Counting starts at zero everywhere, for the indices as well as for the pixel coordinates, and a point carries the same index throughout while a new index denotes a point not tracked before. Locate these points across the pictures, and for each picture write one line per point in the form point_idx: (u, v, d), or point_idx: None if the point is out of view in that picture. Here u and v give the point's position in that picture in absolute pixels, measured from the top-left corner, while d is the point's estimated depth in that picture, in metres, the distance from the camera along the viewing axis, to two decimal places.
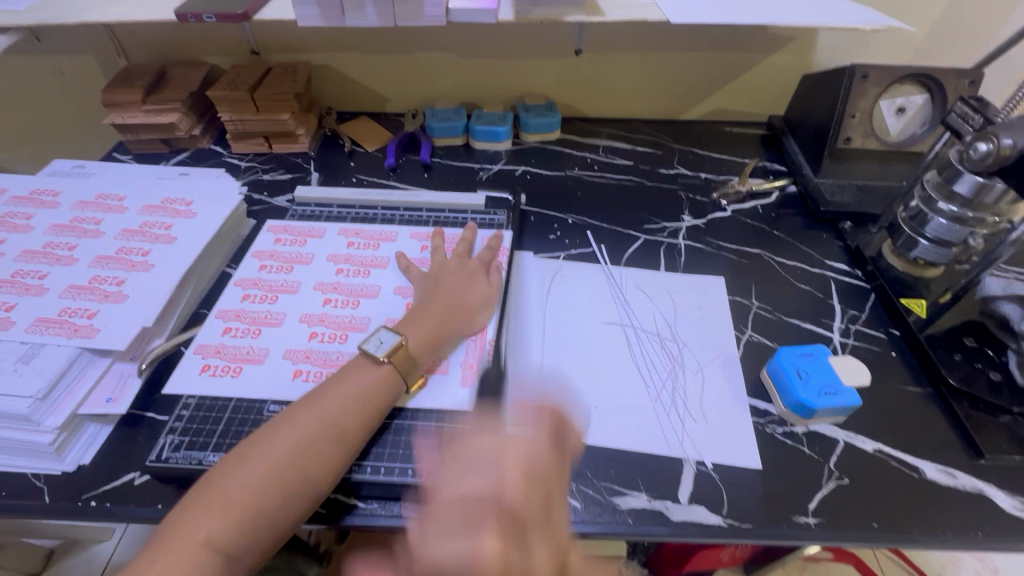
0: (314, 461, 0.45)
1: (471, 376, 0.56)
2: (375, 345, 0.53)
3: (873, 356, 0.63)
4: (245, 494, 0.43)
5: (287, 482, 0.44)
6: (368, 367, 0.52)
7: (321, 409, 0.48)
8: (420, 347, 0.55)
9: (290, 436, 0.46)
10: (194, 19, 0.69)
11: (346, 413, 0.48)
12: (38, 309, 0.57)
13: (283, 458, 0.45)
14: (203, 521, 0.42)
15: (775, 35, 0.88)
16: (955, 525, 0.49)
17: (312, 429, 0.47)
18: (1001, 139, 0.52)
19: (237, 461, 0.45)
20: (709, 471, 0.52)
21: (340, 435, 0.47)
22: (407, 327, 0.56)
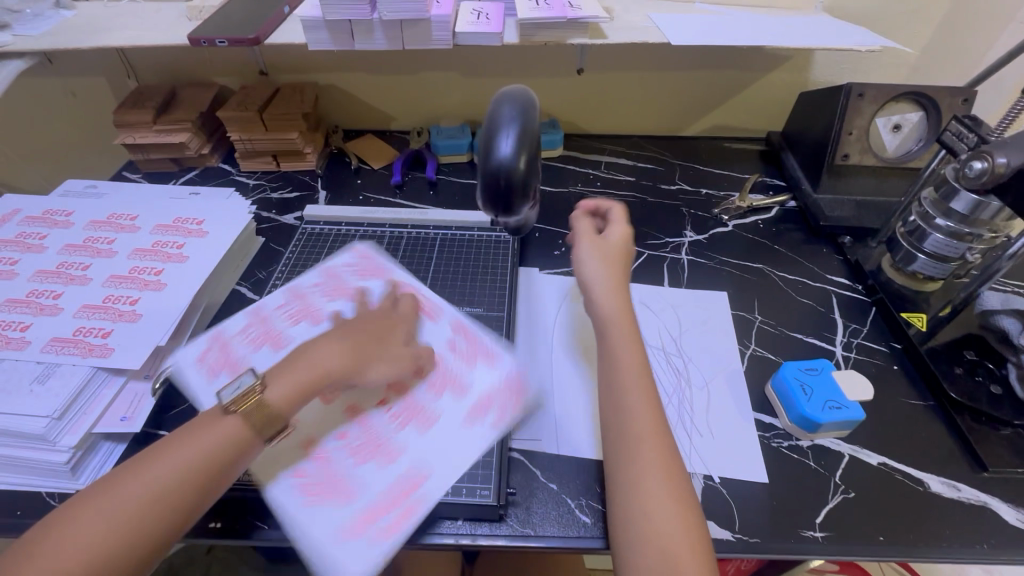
0: (198, 476, 0.42)
1: (394, 524, 0.45)
2: (231, 391, 0.46)
3: (875, 369, 0.64)
4: (122, 515, 0.39)
5: (180, 482, 0.41)
6: (216, 418, 0.45)
7: (232, 412, 0.45)
8: (286, 401, 0.47)
9: (197, 436, 0.43)
10: (207, 43, 0.70)
11: (253, 414, 0.45)
12: (53, 329, 0.58)
13: (184, 458, 0.42)
14: (84, 520, 0.38)
15: (773, 54, 0.90)
16: (961, 538, 0.49)
17: (221, 430, 0.44)
18: (996, 157, 0.54)
19: (118, 478, 0.41)
20: (716, 485, 0.53)
21: (242, 438, 0.44)
22: (276, 375, 0.48)
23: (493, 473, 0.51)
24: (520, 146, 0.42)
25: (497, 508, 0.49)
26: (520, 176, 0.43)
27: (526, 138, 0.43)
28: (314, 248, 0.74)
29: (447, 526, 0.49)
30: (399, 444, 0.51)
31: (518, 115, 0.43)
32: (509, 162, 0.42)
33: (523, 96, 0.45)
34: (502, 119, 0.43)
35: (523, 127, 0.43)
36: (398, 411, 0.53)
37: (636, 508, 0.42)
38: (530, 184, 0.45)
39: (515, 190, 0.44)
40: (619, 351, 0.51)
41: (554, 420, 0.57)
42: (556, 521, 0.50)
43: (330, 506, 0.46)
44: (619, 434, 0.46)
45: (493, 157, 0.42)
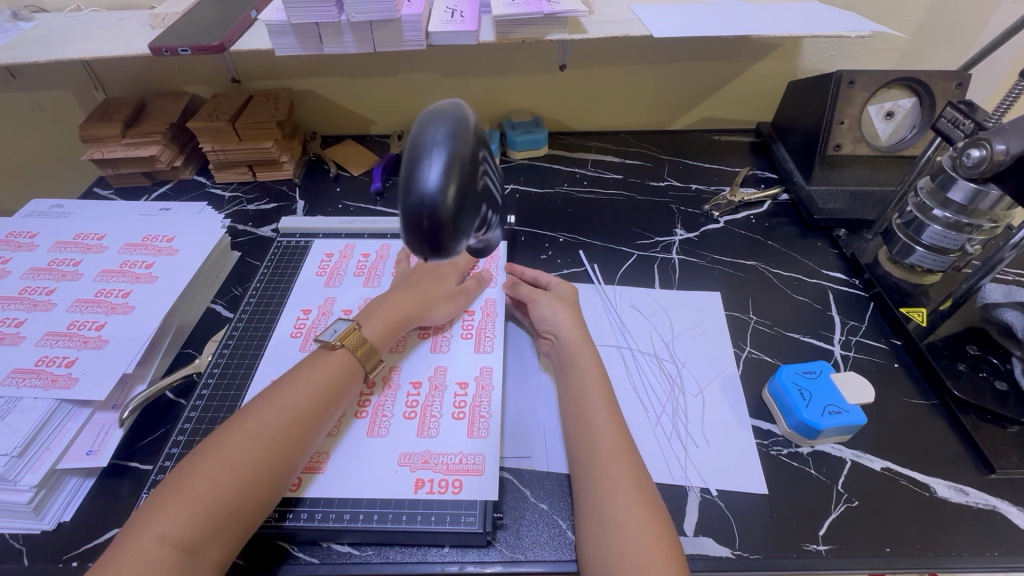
0: (246, 483, 0.42)
1: (457, 480, 0.49)
2: (330, 334, 0.54)
3: (875, 368, 0.61)
4: (169, 533, 0.39)
5: (249, 471, 0.43)
6: (325, 355, 0.52)
7: (282, 399, 0.47)
8: (380, 336, 0.56)
9: (252, 427, 0.45)
10: (169, 52, 0.68)
11: (303, 398, 0.48)
12: (13, 359, 0.55)
13: (245, 448, 0.44)
14: (159, 519, 0.40)
15: (761, 43, 0.87)
16: (971, 546, 0.47)
17: (273, 417, 0.46)
18: (994, 144, 0.51)
19: (162, 500, 0.41)
20: (714, 498, 0.50)
21: (296, 418, 0.47)
22: (368, 319, 0.57)
23: (479, 497, 0.48)
24: (451, 174, 0.27)
25: (485, 535, 0.47)
26: (453, 216, 0.28)
27: (460, 160, 0.28)
28: (290, 263, 0.71)
29: (434, 553, 0.47)
30: (435, 418, 0.53)
31: (450, 128, 0.28)
32: (434, 198, 0.27)
33: (460, 107, 0.30)
34: (427, 134, 0.28)
35: (457, 148, 0.28)
36: (422, 395, 0.56)
37: (608, 523, 0.43)
38: (474, 225, 0.30)
39: (450, 239, 0.29)
40: (583, 377, 0.54)
41: (544, 436, 0.55)
42: (548, 544, 0.47)
43: (389, 486, 0.49)
44: (591, 453, 0.48)
45: (410, 189, 0.27)
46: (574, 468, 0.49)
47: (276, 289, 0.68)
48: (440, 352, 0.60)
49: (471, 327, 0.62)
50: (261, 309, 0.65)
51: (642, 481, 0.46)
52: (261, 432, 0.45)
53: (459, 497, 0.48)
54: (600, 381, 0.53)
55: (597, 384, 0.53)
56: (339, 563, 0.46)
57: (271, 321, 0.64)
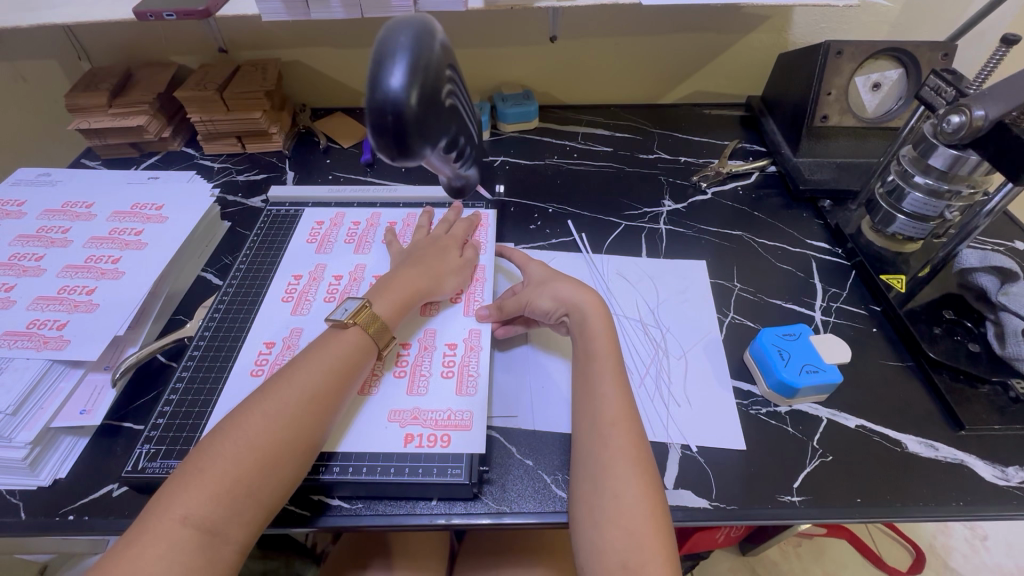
0: (267, 464, 0.43)
1: (446, 435, 0.50)
2: (340, 313, 0.53)
3: (854, 333, 0.63)
4: (192, 514, 0.40)
5: (267, 450, 0.43)
6: (338, 334, 0.51)
7: (299, 378, 0.47)
8: (391, 314, 0.55)
9: (270, 406, 0.45)
10: (154, 17, 0.66)
11: (321, 376, 0.48)
12: (5, 323, 0.56)
13: (262, 427, 0.44)
14: (181, 499, 0.40)
15: (751, 14, 0.87)
16: (938, 497, 0.49)
17: (291, 397, 0.46)
18: (973, 110, 0.52)
19: (184, 479, 0.41)
20: (693, 455, 0.52)
21: (313, 398, 0.46)
22: (378, 296, 0.56)
23: (466, 452, 0.49)
24: (413, 80, 0.33)
25: (471, 487, 0.48)
26: (414, 115, 0.34)
27: (423, 70, 0.34)
28: (279, 231, 0.71)
29: (422, 505, 0.49)
30: (425, 377, 0.55)
31: (414, 39, 0.34)
32: (398, 97, 0.33)
33: (426, 21, 0.36)
34: (393, 41, 0.34)
35: (419, 57, 0.34)
36: (411, 355, 0.57)
37: (604, 490, 0.45)
38: (432, 131, 0.36)
39: (411, 139, 0.35)
40: (591, 347, 0.53)
41: (533, 397, 0.56)
42: (533, 498, 0.49)
43: (377, 442, 0.50)
44: (594, 424, 0.49)
45: (377, 89, 0.33)
46: (577, 438, 0.49)
47: (266, 257, 0.68)
48: (430, 316, 0.60)
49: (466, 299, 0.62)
50: (252, 276, 0.66)
51: (641, 452, 0.47)
52: (279, 412, 0.45)
53: (448, 451, 0.49)
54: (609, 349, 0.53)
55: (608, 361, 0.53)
56: (330, 515, 0.48)
57: (263, 285, 0.65)
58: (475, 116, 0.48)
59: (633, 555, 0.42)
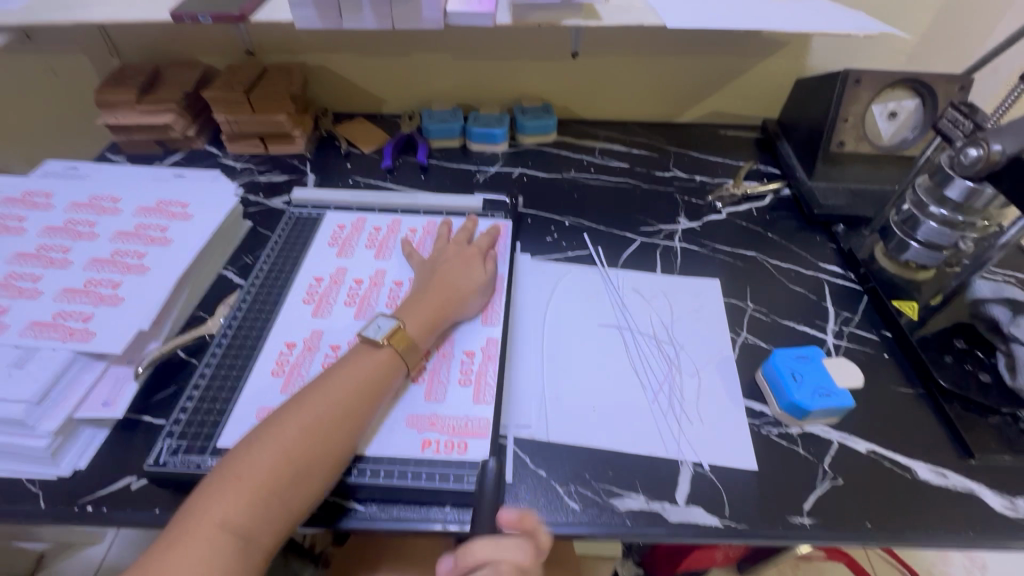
0: (300, 474, 0.44)
1: (462, 441, 0.51)
2: (373, 330, 0.54)
3: (866, 358, 0.63)
4: (229, 520, 0.41)
5: (301, 462, 0.44)
6: (370, 350, 0.52)
7: (332, 389, 0.48)
8: (420, 331, 0.56)
9: (303, 416, 0.46)
10: (189, 20, 0.68)
11: (353, 390, 0.49)
12: (32, 313, 0.57)
13: (295, 437, 0.45)
14: (218, 504, 0.41)
15: (771, 39, 0.88)
16: (947, 525, 0.49)
17: (323, 409, 0.47)
18: (991, 144, 0.53)
19: (220, 484, 0.42)
20: (705, 472, 0.52)
21: (346, 412, 0.48)
22: (408, 312, 0.57)
23: (480, 460, 0.50)
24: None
25: None
26: None
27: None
28: (302, 233, 0.73)
29: (435, 508, 0.49)
30: (443, 383, 0.55)
31: None
32: None
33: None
34: None
35: None
36: (429, 362, 0.57)
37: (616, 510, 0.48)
38: None
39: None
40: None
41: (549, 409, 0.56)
42: (545, 507, 0.50)
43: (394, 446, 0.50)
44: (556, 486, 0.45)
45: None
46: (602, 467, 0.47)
47: (288, 258, 0.69)
48: None
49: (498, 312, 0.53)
50: (273, 276, 0.67)
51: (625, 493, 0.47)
52: (312, 423, 0.46)
53: (464, 459, 0.50)
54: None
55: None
56: (345, 517, 0.48)
57: (285, 285, 0.66)
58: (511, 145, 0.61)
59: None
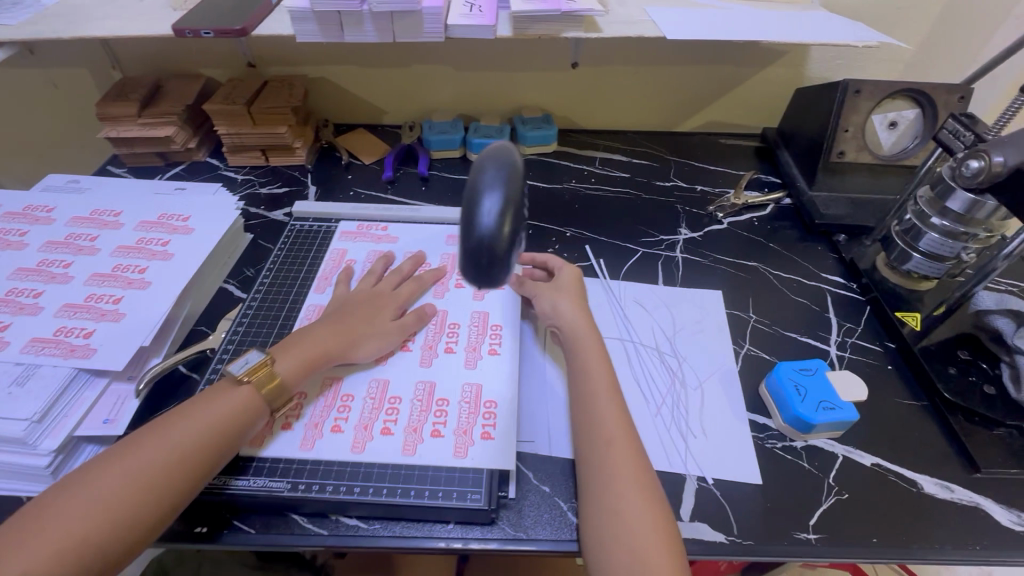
0: (151, 488, 0.42)
1: (464, 444, 0.51)
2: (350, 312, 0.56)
3: (869, 369, 0.63)
4: (69, 537, 0.39)
5: (149, 483, 0.42)
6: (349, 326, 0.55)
7: (196, 414, 0.47)
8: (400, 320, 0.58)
9: (157, 436, 0.45)
10: (191, 34, 0.69)
11: (221, 412, 0.47)
12: (33, 329, 0.56)
13: (146, 458, 0.43)
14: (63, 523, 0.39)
15: (770, 49, 0.89)
16: (954, 540, 0.49)
17: (180, 433, 0.45)
18: (993, 156, 0.53)
19: (59, 500, 0.41)
20: (710, 486, 0.52)
21: (206, 433, 0.46)
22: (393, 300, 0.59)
23: (483, 475, 0.49)
24: (505, 213, 0.34)
25: (489, 513, 0.48)
26: (505, 244, 0.35)
27: (512, 201, 0.35)
28: (304, 247, 0.72)
29: (439, 529, 0.49)
30: (434, 351, 0.59)
31: (502, 168, 0.36)
32: (491, 232, 0.34)
33: (507, 150, 0.38)
34: (483, 175, 0.36)
35: (509, 190, 0.35)
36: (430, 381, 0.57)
37: (604, 511, 0.45)
38: (512, 256, 0.37)
39: (503, 266, 0.36)
40: (587, 364, 0.55)
41: (544, 405, 0.58)
42: (548, 524, 0.49)
43: (387, 435, 0.52)
44: (595, 445, 0.49)
45: (473, 227, 0.35)
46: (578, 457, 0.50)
47: (289, 272, 0.69)
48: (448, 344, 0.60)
49: (478, 319, 0.63)
50: (275, 291, 0.67)
51: (649, 480, 0.47)
52: (166, 445, 0.44)
53: (466, 463, 0.50)
54: (605, 367, 0.55)
55: (611, 398, 0.52)
56: (345, 535, 0.48)
57: (286, 300, 0.65)
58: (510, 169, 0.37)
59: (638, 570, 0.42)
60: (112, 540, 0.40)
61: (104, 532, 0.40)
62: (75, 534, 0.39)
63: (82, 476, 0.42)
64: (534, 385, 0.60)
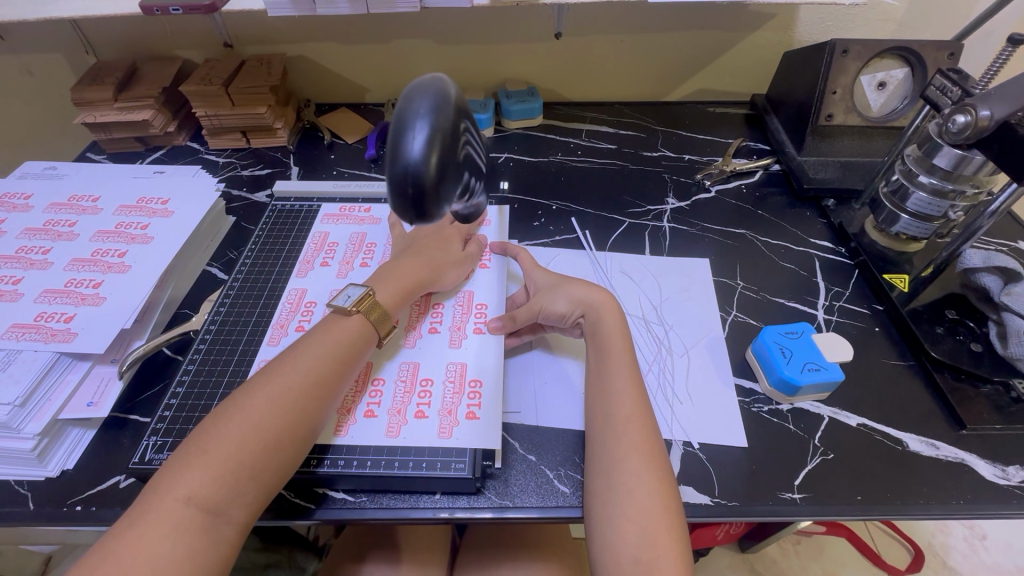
0: (273, 438, 0.44)
1: (449, 424, 0.51)
2: (343, 299, 0.54)
3: (857, 332, 0.63)
4: (196, 494, 0.40)
5: (269, 433, 0.44)
6: (340, 319, 0.52)
7: (297, 365, 0.48)
8: (392, 302, 0.56)
9: (265, 389, 0.46)
10: (160, 12, 0.67)
11: (321, 364, 0.48)
12: (13, 315, 0.56)
13: (261, 412, 0.44)
14: (185, 479, 0.40)
15: (757, 13, 0.87)
16: (940, 496, 0.49)
17: (289, 384, 0.46)
18: (979, 110, 0.52)
19: (186, 459, 0.42)
20: (695, 451, 0.52)
21: (312, 383, 0.47)
22: (382, 283, 0.57)
23: (469, 446, 0.49)
24: (433, 143, 0.31)
25: (475, 482, 0.48)
26: (433, 180, 0.31)
27: (441, 131, 0.31)
28: (286, 227, 0.72)
29: (426, 500, 0.49)
30: (417, 333, 0.58)
31: (433, 100, 0.31)
32: (417, 165, 0.31)
33: (442, 80, 0.33)
34: (411, 106, 0.31)
35: (439, 121, 0.31)
36: (414, 356, 0.56)
37: (617, 486, 0.45)
38: (450, 195, 0.33)
39: (431, 204, 0.32)
40: (606, 344, 0.54)
41: (530, 381, 0.58)
42: (535, 492, 0.50)
43: (370, 417, 0.52)
44: (606, 420, 0.49)
45: (397, 157, 0.31)
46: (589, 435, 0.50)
47: (272, 253, 0.68)
48: (436, 321, 0.60)
49: (465, 297, 0.62)
50: (258, 271, 0.66)
51: (655, 450, 0.47)
52: (280, 395, 0.45)
53: (450, 443, 0.49)
54: (622, 347, 0.54)
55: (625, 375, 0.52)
56: (333, 507, 0.48)
57: (268, 282, 0.65)
58: (445, 98, 0.32)
59: (645, 550, 0.42)
60: (265, 461, 0.43)
61: (259, 454, 0.43)
62: (232, 457, 0.42)
63: (224, 408, 0.45)
64: (527, 361, 0.59)
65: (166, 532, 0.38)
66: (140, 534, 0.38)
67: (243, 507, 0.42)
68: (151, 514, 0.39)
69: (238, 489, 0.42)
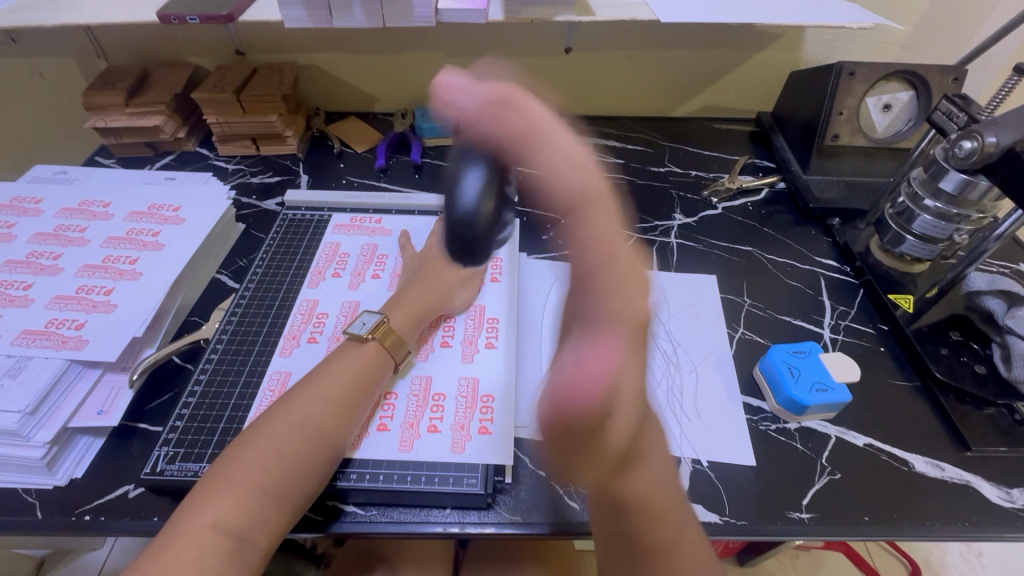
0: (296, 468, 0.44)
1: (462, 439, 0.51)
2: (358, 327, 0.54)
3: (862, 351, 0.64)
4: (222, 521, 0.41)
5: (292, 463, 0.45)
6: (356, 346, 0.53)
7: (317, 393, 0.48)
8: (404, 325, 0.56)
9: (287, 418, 0.46)
10: (176, 21, 0.68)
11: (342, 393, 0.49)
12: (24, 321, 0.56)
13: (284, 441, 0.45)
14: (210, 507, 0.42)
15: (764, 33, 0.88)
16: (945, 517, 0.50)
17: (311, 413, 0.47)
18: (985, 137, 0.53)
19: (212, 486, 0.43)
20: (704, 469, 0.53)
21: (333, 412, 0.48)
22: (394, 309, 0.57)
23: (481, 462, 0.49)
24: None
25: (486, 497, 0.49)
26: None
27: None
28: (297, 236, 0.72)
29: (436, 515, 0.49)
30: (429, 347, 0.59)
31: None
32: None
33: None
34: None
35: None
36: (425, 370, 0.56)
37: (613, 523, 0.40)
38: None
39: None
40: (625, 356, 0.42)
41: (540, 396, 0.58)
42: (545, 508, 0.50)
43: (383, 431, 0.52)
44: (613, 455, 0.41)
45: None
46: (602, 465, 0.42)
47: (283, 262, 0.69)
48: (447, 335, 0.60)
49: (477, 311, 0.63)
50: (269, 280, 0.66)
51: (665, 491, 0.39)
52: (302, 424, 0.46)
53: (463, 459, 0.50)
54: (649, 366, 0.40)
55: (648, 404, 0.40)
56: (344, 521, 0.48)
57: (278, 292, 0.65)
58: None
59: None
60: (289, 489, 0.44)
61: (281, 483, 0.44)
62: (256, 485, 0.43)
63: (247, 437, 0.46)
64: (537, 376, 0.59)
65: (195, 556, 0.40)
66: (171, 556, 0.39)
67: (266, 534, 0.43)
68: (180, 539, 0.40)
69: (262, 515, 0.43)
